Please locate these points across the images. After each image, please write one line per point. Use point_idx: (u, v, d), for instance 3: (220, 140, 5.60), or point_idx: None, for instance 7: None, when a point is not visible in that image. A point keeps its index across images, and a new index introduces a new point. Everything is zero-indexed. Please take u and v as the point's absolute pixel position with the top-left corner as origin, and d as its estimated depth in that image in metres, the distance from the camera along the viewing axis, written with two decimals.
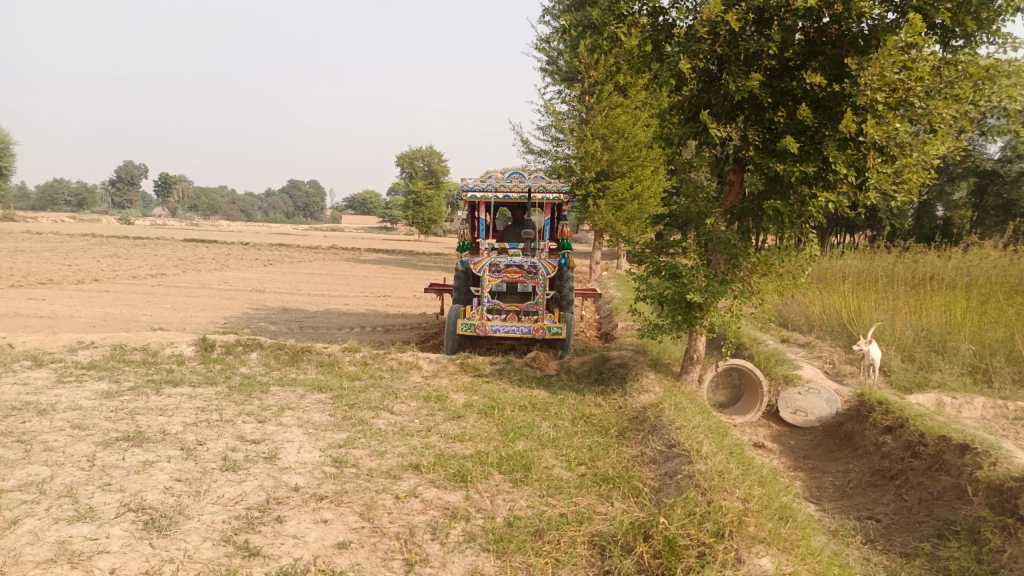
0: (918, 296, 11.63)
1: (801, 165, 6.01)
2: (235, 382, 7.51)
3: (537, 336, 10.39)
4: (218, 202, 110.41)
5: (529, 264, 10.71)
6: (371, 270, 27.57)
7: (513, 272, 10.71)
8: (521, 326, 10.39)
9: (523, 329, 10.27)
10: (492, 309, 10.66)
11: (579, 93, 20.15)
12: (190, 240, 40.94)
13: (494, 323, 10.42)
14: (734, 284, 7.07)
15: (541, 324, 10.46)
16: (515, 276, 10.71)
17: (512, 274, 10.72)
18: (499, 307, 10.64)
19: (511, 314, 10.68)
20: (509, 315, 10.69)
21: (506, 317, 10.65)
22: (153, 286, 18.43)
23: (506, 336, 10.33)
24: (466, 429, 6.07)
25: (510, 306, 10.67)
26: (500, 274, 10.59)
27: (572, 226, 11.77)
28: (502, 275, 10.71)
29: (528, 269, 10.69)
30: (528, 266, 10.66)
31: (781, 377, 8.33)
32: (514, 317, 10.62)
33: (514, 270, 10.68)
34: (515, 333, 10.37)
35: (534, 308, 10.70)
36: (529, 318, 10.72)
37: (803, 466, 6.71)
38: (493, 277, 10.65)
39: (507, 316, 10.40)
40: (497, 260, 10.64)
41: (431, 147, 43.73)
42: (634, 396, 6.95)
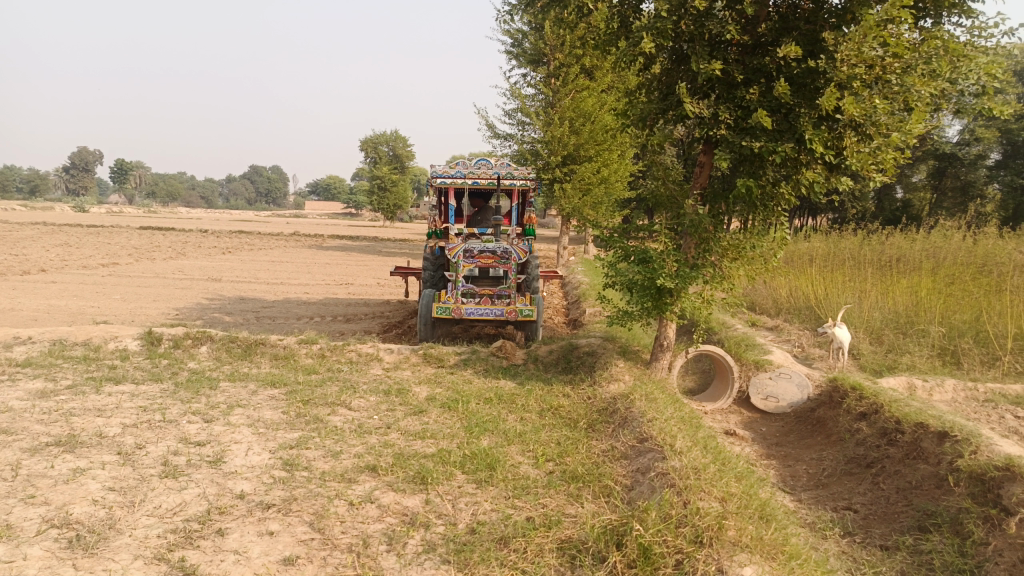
0: (884, 279, 11.60)
1: (776, 145, 5.77)
2: (183, 378, 7.08)
3: (510, 317, 9.96)
4: (177, 189, 107.81)
5: (502, 250, 10.43)
6: (334, 257, 26.97)
7: (487, 257, 10.42)
8: (495, 307, 10.03)
9: (496, 310, 9.85)
10: (465, 293, 10.24)
11: (544, 75, 19.77)
12: (146, 228, 39.75)
13: (468, 305, 10.05)
14: (705, 269, 6.80)
15: (513, 305, 10.04)
16: (488, 261, 10.43)
17: (485, 259, 10.44)
18: (473, 291, 10.26)
19: (485, 298, 10.28)
20: (483, 299, 10.24)
21: (481, 300, 10.27)
22: (104, 277, 17.69)
23: (480, 318, 9.96)
24: (428, 425, 5.75)
25: (483, 289, 10.34)
26: (473, 260, 10.29)
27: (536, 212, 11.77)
28: (475, 260, 10.42)
29: (501, 254, 10.42)
30: (502, 251, 10.38)
31: (751, 363, 8.16)
32: (489, 300, 10.22)
33: (488, 255, 10.40)
34: (488, 314, 9.93)
35: (507, 291, 10.38)
36: (503, 301, 10.33)
37: (776, 454, 6.53)
38: (466, 262, 10.34)
39: (481, 297, 9.98)
40: (470, 245, 10.33)
41: (396, 131, 42.92)
42: (603, 385, 6.69)
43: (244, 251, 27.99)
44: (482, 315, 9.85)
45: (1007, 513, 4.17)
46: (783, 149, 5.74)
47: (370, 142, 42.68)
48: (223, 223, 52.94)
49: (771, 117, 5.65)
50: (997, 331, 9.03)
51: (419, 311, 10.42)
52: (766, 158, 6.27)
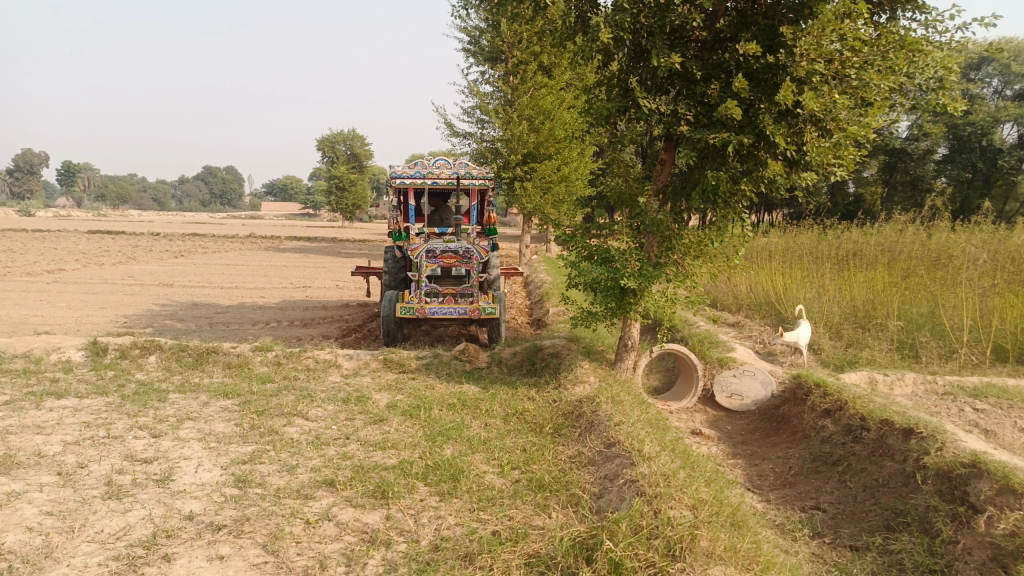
0: (842, 273, 11.73)
1: (739, 140, 5.70)
2: (130, 391, 6.75)
3: (474, 315, 9.80)
4: (128, 191, 104.93)
5: (465, 249, 10.27)
6: (291, 259, 26.44)
7: (449, 257, 10.25)
8: (457, 306, 9.83)
9: (459, 308, 9.70)
10: (429, 293, 10.10)
11: (502, 73, 19.61)
12: (95, 232, 38.51)
13: (431, 305, 9.87)
14: (668, 267, 6.72)
15: (477, 304, 9.88)
16: (450, 261, 10.26)
17: (448, 259, 10.26)
18: (437, 291, 10.10)
19: (449, 297, 10.11)
20: (446, 298, 10.09)
21: (444, 299, 10.13)
22: (48, 284, 16.99)
23: (443, 317, 9.76)
24: (389, 434, 5.56)
25: (446, 288, 10.19)
26: (436, 260, 10.11)
27: (496, 211, 11.71)
28: (437, 260, 10.24)
29: (464, 254, 10.26)
30: (464, 251, 10.23)
31: (716, 361, 8.13)
32: (453, 299, 10.09)
33: (450, 255, 10.23)
34: (452, 313, 9.77)
35: (470, 290, 10.23)
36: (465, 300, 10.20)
37: (742, 453, 6.49)
38: (428, 263, 10.15)
39: (444, 296, 9.84)
40: (432, 245, 10.15)
41: (354, 130, 42.18)
42: (568, 387, 6.57)
43: (198, 254, 27.26)
44: (446, 314, 9.69)
45: (975, 511, 4.16)
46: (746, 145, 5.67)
47: (327, 141, 42.00)
48: (177, 224, 51.65)
49: (732, 112, 5.58)
50: (953, 323, 9.18)
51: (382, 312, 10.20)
52: (728, 154, 6.20)
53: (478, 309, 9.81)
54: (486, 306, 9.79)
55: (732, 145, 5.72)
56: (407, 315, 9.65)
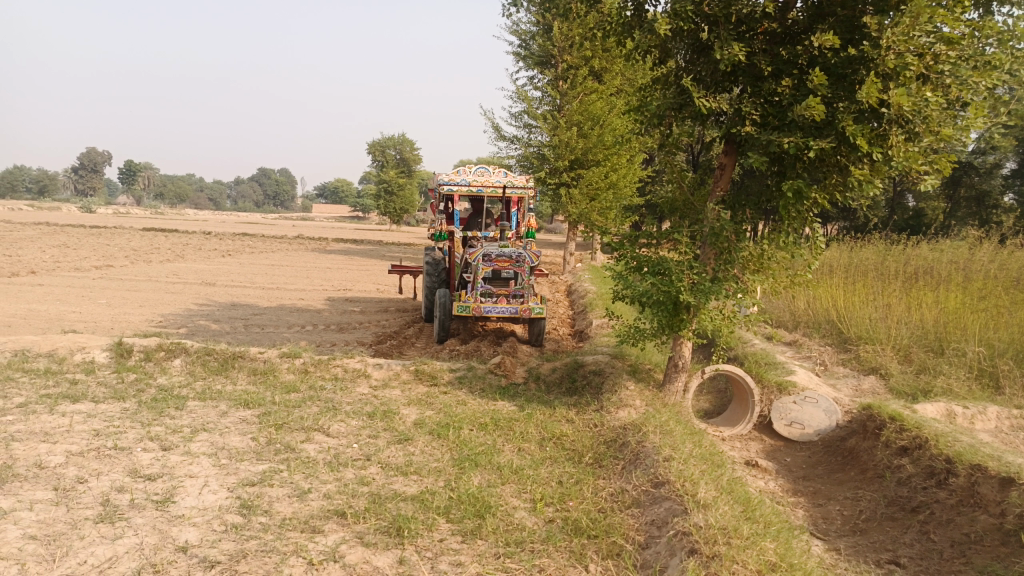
0: (910, 292, 10.85)
1: (816, 142, 5.08)
2: (148, 397, 6.42)
3: (524, 316, 9.43)
4: (185, 189, 107.63)
5: (517, 253, 9.77)
6: (336, 261, 26.34)
7: (503, 261, 9.71)
8: (509, 305, 9.47)
9: (511, 309, 9.34)
10: (482, 293, 9.73)
11: (552, 78, 19.07)
12: (150, 229, 39.19)
13: (485, 303, 9.47)
14: (727, 282, 6.08)
15: (528, 304, 9.54)
16: (504, 265, 9.73)
17: (500, 263, 9.76)
18: (491, 291, 9.78)
19: (501, 297, 9.76)
20: (499, 298, 9.73)
21: (497, 299, 9.74)
22: (95, 280, 17.06)
23: (497, 316, 9.34)
24: (413, 457, 5.10)
25: (498, 288, 9.87)
26: (491, 263, 9.61)
27: (534, 217, 11.53)
28: (491, 264, 9.72)
29: (517, 259, 9.75)
30: (518, 255, 9.73)
31: (774, 386, 7.44)
32: (504, 300, 9.77)
33: (504, 259, 9.70)
34: (505, 312, 9.40)
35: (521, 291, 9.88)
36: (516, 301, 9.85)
37: (803, 491, 5.84)
38: (483, 266, 9.67)
39: (497, 295, 9.49)
40: (487, 249, 9.67)
41: (404, 135, 42.23)
42: (611, 411, 6.01)
43: (244, 253, 27.40)
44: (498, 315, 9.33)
45: None
46: (824, 147, 5.05)
47: (378, 145, 42.29)
48: (229, 223, 52.43)
49: (808, 110, 4.97)
50: None
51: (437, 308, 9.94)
52: (799, 158, 5.58)
53: (528, 310, 9.49)
54: (536, 307, 9.44)
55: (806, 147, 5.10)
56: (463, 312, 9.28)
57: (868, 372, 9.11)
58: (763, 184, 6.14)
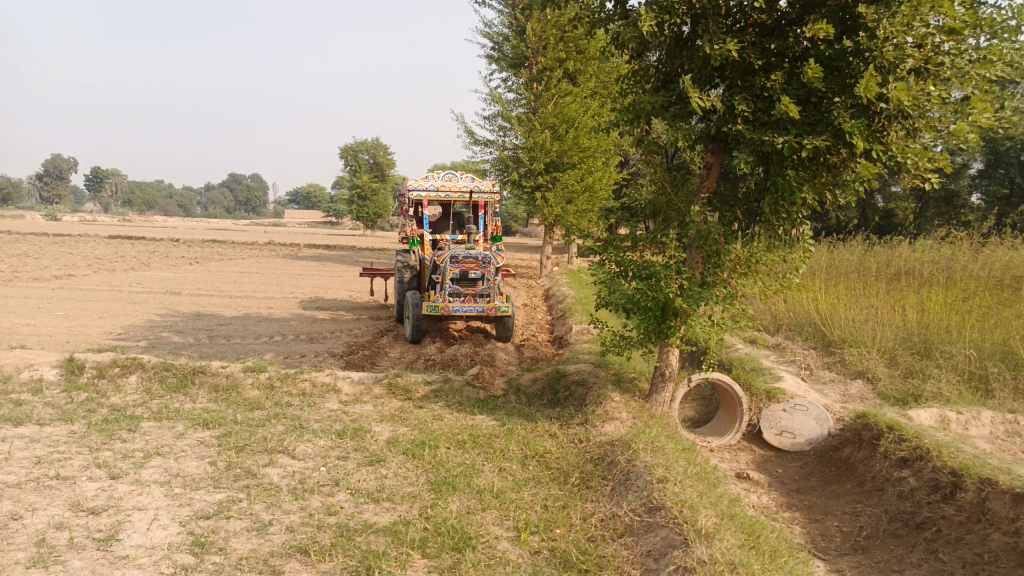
0: (894, 293, 10.66)
1: (809, 140, 4.77)
2: (99, 418, 5.95)
3: (490, 314, 9.53)
4: (153, 195, 105.71)
5: (484, 254, 9.60)
6: (308, 267, 25.73)
7: (470, 262, 9.55)
8: (476, 304, 9.49)
9: (477, 307, 9.38)
10: (451, 293, 9.69)
11: (525, 80, 18.69)
12: (115, 236, 38.10)
13: (453, 303, 9.48)
14: (717, 287, 5.75)
15: (493, 303, 9.61)
16: (471, 266, 9.58)
17: (467, 264, 9.59)
18: (458, 291, 9.65)
19: (467, 296, 9.64)
20: (466, 296, 9.72)
21: (465, 298, 9.71)
22: (53, 290, 16.36)
23: (464, 315, 9.38)
24: (385, 481, 4.73)
25: (466, 288, 9.72)
26: (457, 265, 9.42)
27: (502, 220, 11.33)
28: (458, 265, 9.56)
29: (483, 260, 9.57)
30: (484, 256, 9.55)
31: (763, 393, 7.16)
32: (471, 299, 9.71)
33: (471, 260, 9.52)
34: (472, 311, 9.45)
35: (488, 290, 9.76)
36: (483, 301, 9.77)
37: (799, 505, 5.56)
38: (449, 267, 9.50)
39: (464, 294, 9.51)
40: (454, 250, 9.44)
41: (376, 139, 41.69)
42: (596, 424, 5.68)
43: (212, 260, 26.65)
44: (466, 314, 9.36)
45: None
46: (819, 145, 4.76)
47: (350, 149, 41.80)
48: (198, 230, 51.28)
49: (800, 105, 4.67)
50: None
51: (408, 311, 10.09)
52: (790, 156, 5.29)
53: (494, 309, 9.52)
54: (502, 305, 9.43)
55: (800, 145, 4.80)
56: (431, 312, 9.34)
57: (854, 377, 8.90)
58: (751, 185, 5.85)
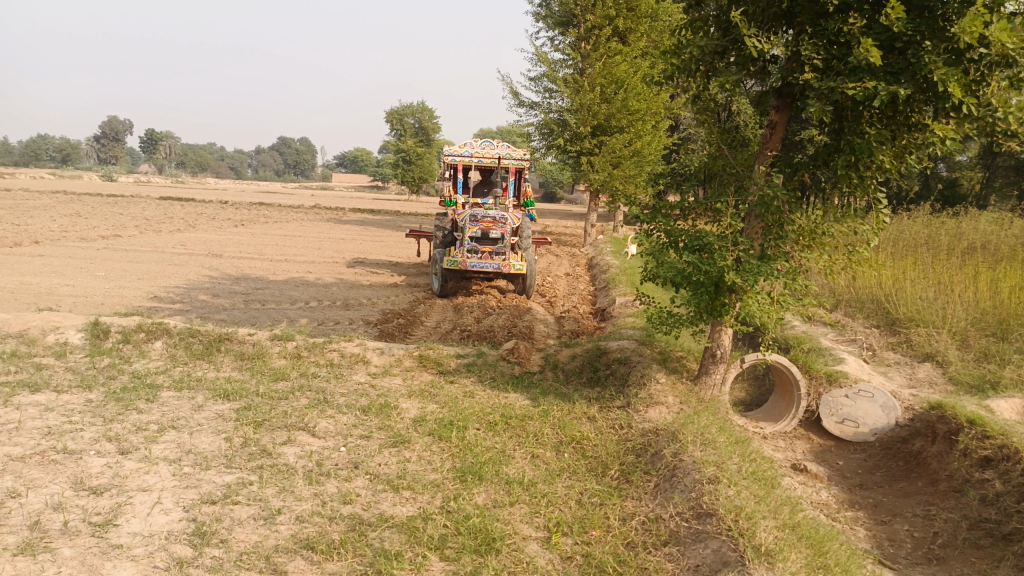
0: (967, 269, 9.86)
1: (895, 91, 4.10)
2: (119, 387, 5.73)
3: (506, 271, 10.73)
4: (205, 158, 107.28)
5: (501, 216, 10.73)
6: (351, 231, 25.53)
7: (488, 222, 10.72)
8: (493, 262, 10.63)
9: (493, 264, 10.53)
10: (470, 250, 10.85)
11: (573, 39, 17.92)
12: (166, 198, 38.51)
13: (472, 260, 10.68)
14: (778, 261, 5.16)
15: (509, 261, 10.80)
16: (489, 226, 10.73)
17: (487, 224, 10.75)
18: (477, 249, 10.80)
19: (485, 253, 10.81)
20: (484, 253, 10.88)
21: (483, 255, 10.85)
22: (98, 251, 16.43)
23: (480, 271, 10.54)
24: (408, 465, 4.37)
25: (485, 246, 10.87)
26: (477, 224, 10.61)
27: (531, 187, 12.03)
28: (478, 224, 10.74)
29: (501, 220, 10.72)
30: (501, 218, 10.75)
31: (823, 376, 6.58)
32: (489, 256, 10.85)
33: (489, 220, 10.68)
34: (488, 267, 10.61)
35: (504, 249, 10.86)
36: (499, 258, 10.88)
37: (864, 503, 5.03)
38: (470, 226, 10.67)
39: (482, 252, 10.64)
40: (474, 211, 10.64)
41: (422, 103, 41.36)
42: (639, 408, 5.22)
43: (257, 223, 26.64)
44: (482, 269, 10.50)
45: None
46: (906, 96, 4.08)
47: (396, 113, 41.62)
48: (250, 193, 51.72)
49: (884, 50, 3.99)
50: None
51: (435, 266, 11.33)
52: (868, 111, 4.62)
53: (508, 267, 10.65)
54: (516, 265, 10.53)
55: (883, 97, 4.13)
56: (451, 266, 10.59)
57: (922, 359, 8.23)
58: (820, 145, 5.21)
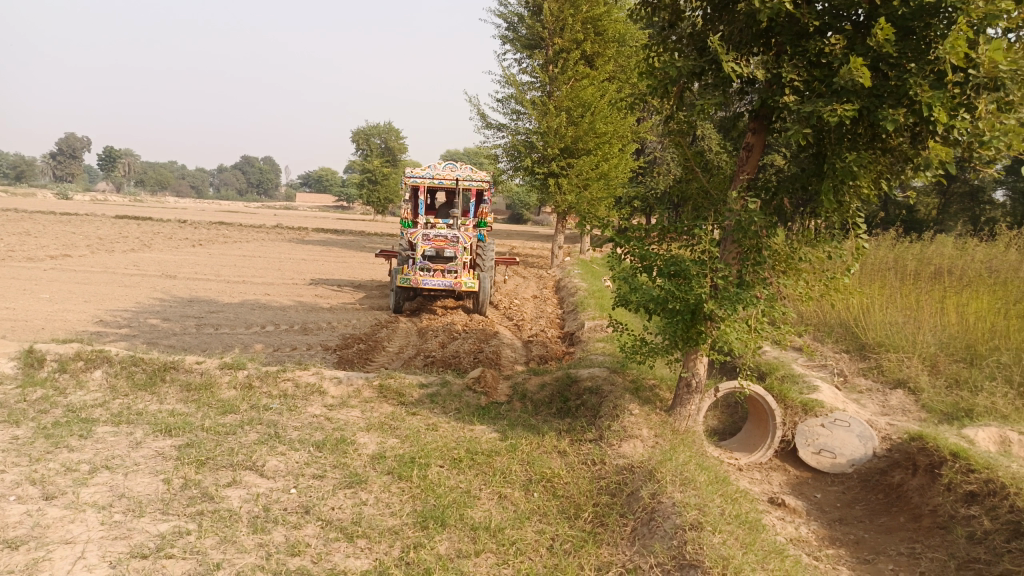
0: (934, 294, 9.85)
1: (881, 112, 3.95)
2: (51, 421, 5.27)
3: (458, 288, 11.14)
4: (166, 176, 105.37)
5: (452, 235, 11.32)
6: (314, 252, 24.98)
7: (440, 241, 11.33)
8: (445, 279, 11.11)
9: (445, 281, 11.00)
10: (423, 268, 11.33)
11: (541, 62, 17.87)
12: (123, 216, 37.44)
13: (424, 277, 11.16)
14: (758, 287, 4.96)
15: (461, 278, 11.23)
16: (441, 244, 11.32)
17: (438, 243, 11.33)
18: (430, 267, 11.30)
19: (437, 271, 11.30)
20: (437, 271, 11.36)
21: (435, 273, 11.32)
22: (46, 272, 15.71)
23: (432, 287, 11.01)
24: (364, 509, 4.03)
25: (437, 264, 11.40)
26: (428, 243, 11.19)
27: (490, 209, 12.15)
28: (430, 243, 11.33)
29: (452, 239, 11.32)
30: (452, 237, 11.30)
31: (799, 405, 6.39)
32: (441, 274, 11.33)
33: (440, 239, 11.28)
34: (439, 284, 11.07)
35: (456, 267, 11.36)
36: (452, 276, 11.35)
37: (846, 540, 4.81)
38: (422, 245, 11.25)
39: (434, 269, 11.15)
40: (425, 230, 11.23)
41: (388, 124, 41.13)
42: (613, 442, 4.95)
43: (216, 243, 25.91)
44: (434, 285, 10.98)
45: None
46: (893, 118, 3.93)
47: (362, 134, 41.28)
48: (211, 212, 50.66)
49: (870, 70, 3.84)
50: None
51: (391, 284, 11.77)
52: (850, 134, 4.48)
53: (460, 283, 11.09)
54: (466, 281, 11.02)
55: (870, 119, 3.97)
56: (404, 283, 11.05)
57: (893, 386, 8.12)
58: (798, 169, 5.05)
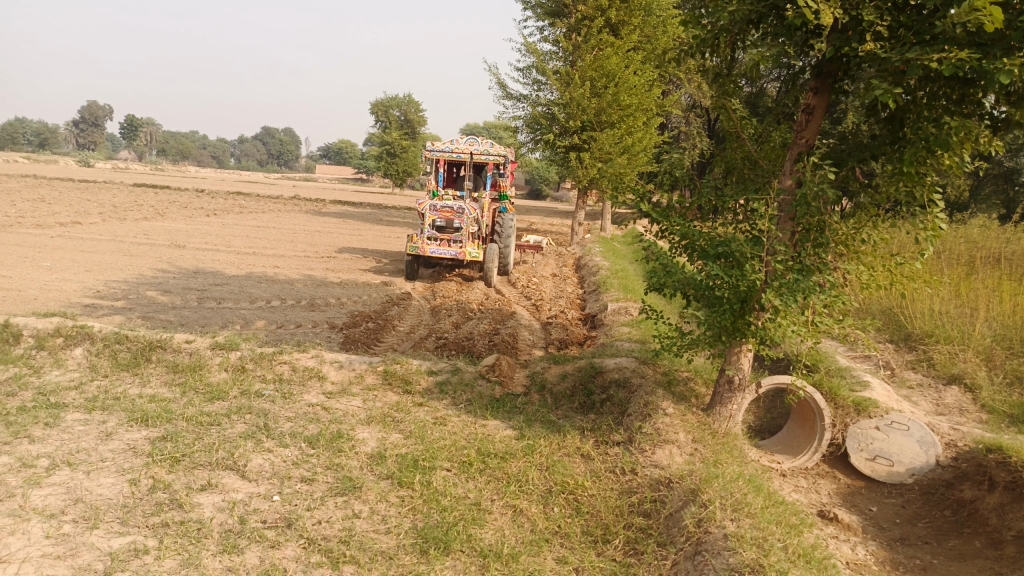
0: (988, 283, 9.05)
1: (997, 63, 3.25)
2: (16, 407, 4.73)
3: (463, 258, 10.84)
4: (188, 146, 105.22)
5: (459, 205, 10.84)
6: (331, 224, 24.41)
7: (446, 212, 10.86)
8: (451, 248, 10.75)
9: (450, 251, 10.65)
10: (431, 237, 10.99)
11: (565, 30, 17.04)
12: (140, 185, 37.04)
13: (432, 246, 10.83)
14: (819, 274, 4.25)
15: (466, 249, 10.83)
16: (448, 215, 10.87)
17: (445, 213, 10.90)
18: (437, 236, 10.94)
19: (444, 240, 10.93)
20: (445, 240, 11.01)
21: (442, 241, 10.99)
22: (52, 239, 15.28)
23: (439, 256, 10.69)
24: (354, 525, 3.45)
25: (445, 234, 11.03)
26: (434, 213, 10.77)
27: (506, 181, 11.51)
28: (437, 214, 10.93)
29: (458, 210, 10.84)
30: (458, 207, 10.81)
31: (851, 405, 5.70)
32: (448, 242, 10.98)
33: (447, 210, 10.84)
34: (445, 254, 10.73)
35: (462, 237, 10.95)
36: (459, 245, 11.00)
37: (913, 566, 4.16)
38: (428, 215, 10.86)
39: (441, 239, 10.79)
40: (432, 200, 10.82)
41: (409, 95, 40.39)
42: (645, 447, 4.32)
43: (231, 213, 25.41)
44: (439, 255, 10.65)
45: None
46: (1013, 71, 3.25)
47: (381, 105, 40.48)
48: (231, 182, 50.24)
49: (990, 9, 3.13)
50: None
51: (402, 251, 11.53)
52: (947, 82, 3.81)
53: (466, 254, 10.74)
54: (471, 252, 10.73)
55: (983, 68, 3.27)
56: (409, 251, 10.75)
57: (948, 382, 7.38)
58: (869, 136, 4.37)
